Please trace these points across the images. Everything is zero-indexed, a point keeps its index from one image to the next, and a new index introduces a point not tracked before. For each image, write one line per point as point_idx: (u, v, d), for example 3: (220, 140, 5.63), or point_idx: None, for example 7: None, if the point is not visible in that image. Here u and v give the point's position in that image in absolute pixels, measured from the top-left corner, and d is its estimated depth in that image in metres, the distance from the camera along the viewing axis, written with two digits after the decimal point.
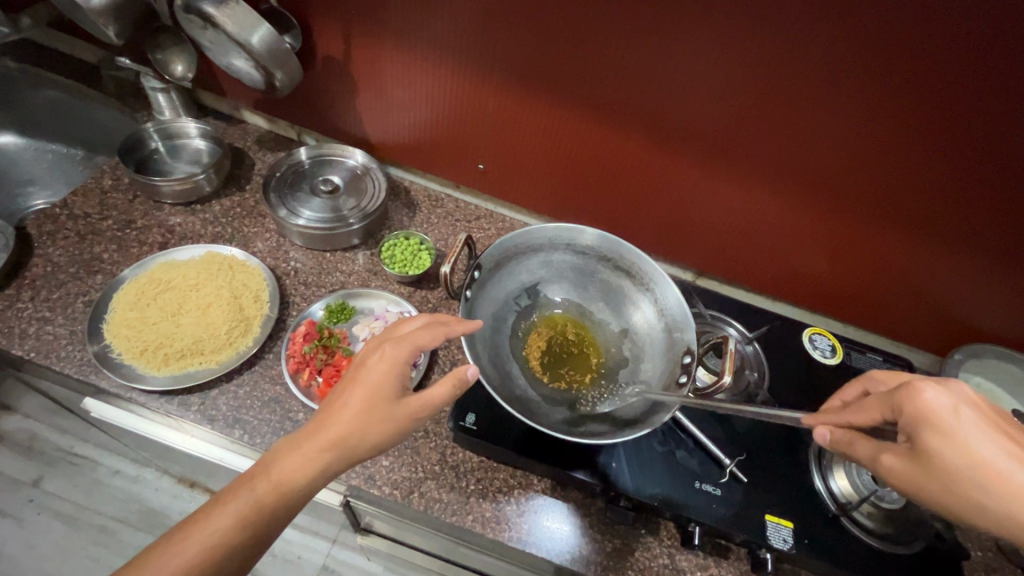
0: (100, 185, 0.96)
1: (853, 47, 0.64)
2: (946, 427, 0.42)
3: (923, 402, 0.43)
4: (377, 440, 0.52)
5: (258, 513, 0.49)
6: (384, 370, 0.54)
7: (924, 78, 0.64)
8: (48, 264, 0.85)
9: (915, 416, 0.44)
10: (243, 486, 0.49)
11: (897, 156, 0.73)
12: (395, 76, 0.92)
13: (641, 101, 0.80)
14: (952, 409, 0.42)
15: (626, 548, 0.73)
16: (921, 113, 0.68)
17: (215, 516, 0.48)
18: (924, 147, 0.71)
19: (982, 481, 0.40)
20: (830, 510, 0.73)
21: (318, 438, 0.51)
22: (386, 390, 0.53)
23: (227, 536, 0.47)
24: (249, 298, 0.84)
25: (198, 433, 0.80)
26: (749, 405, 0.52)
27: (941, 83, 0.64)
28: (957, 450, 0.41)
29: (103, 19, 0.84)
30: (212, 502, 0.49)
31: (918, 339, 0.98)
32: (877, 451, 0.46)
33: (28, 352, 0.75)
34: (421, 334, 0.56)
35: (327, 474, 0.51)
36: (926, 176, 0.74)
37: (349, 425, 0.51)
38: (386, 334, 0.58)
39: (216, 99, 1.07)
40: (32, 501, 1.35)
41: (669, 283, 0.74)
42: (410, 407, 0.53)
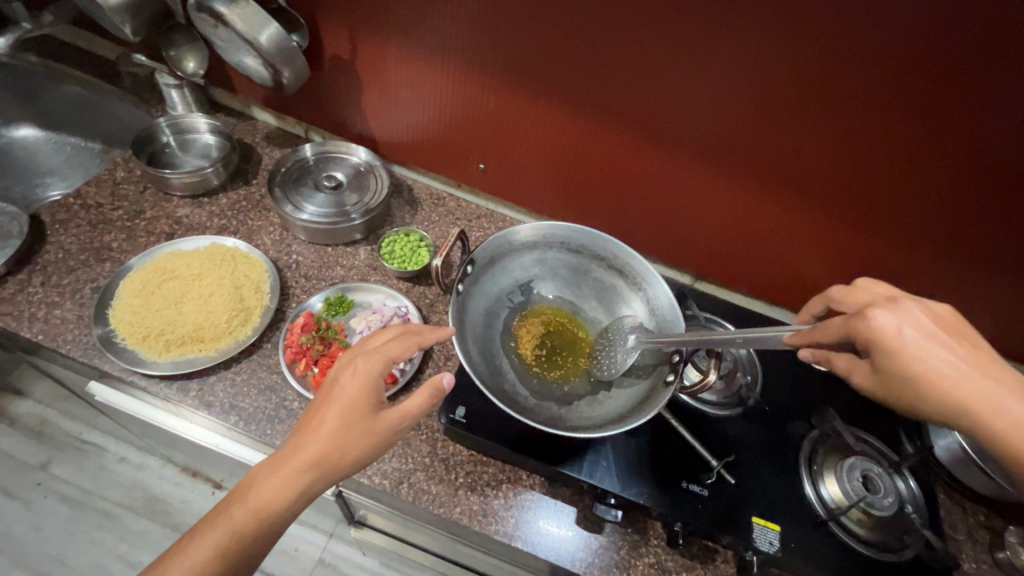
0: (113, 176, 0.99)
1: (848, 54, 0.65)
2: (897, 348, 0.42)
3: (872, 325, 0.43)
4: (356, 457, 0.53)
5: (239, 540, 0.49)
6: (359, 385, 0.55)
7: (920, 84, 0.64)
8: (60, 251, 0.87)
9: (869, 341, 0.43)
10: (223, 516, 0.50)
11: (893, 163, 0.73)
12: (400, 75, 0.94)
13: (639, 104, 0.81)
14: (900, 331, 0.43)
15: (613, 546, 0.73)
16: (916, 121, 0.68)
17: (193, 549, 0.48)
18: (920, 156, 0.71)
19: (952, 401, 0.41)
20: (819, 515, 0.73)
21: (296, 460, 0.52)
22: (363, 405, 0.55)
23: (207, 567, 0.48)
24: (250, 289, 0.86)
25: (197, 419, 0.82)
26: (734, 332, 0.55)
27: (933, 88, 0.64)
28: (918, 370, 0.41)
29: (120, 16, 0.87)
30: (191, 532, 0.50)
31: None
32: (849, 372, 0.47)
33: (36, 334, 0.78)
34: (394, 347, 0.59)
35: (309, 494, 0.52)
36: (924, 183, 0.74)
37: (327, 443, 0.52)
38: (357, 348, 0.60)
39: (227, 96, 1.10)
40: (40, 484, 1.39)
41: (661, 283, 0.74)
42: (387, 420, 0.56)
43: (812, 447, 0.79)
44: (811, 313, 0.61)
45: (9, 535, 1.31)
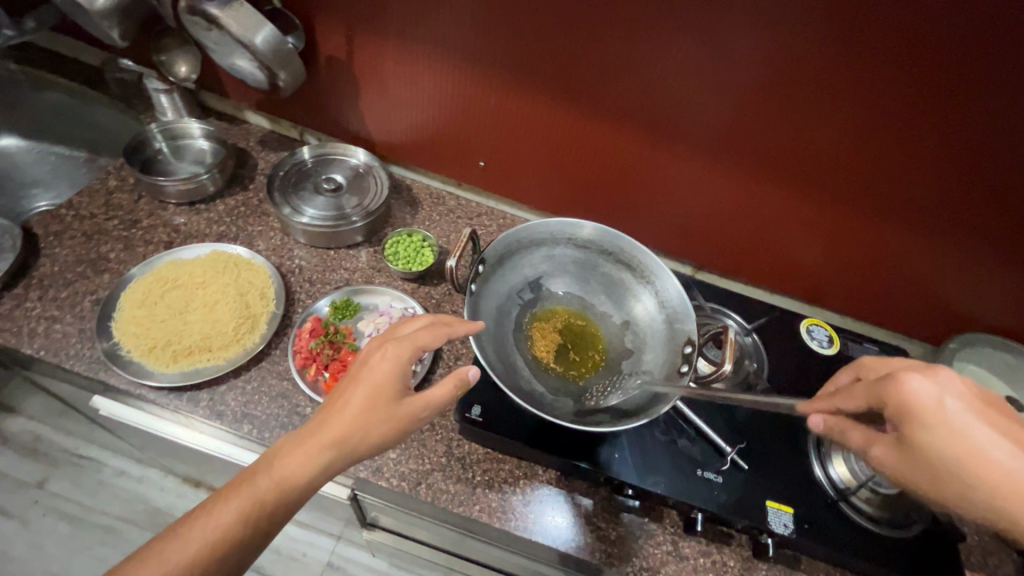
0: (106, 186, 0.97)
1: (848, 44, 0.66)
2: (929, 420, 0.45)
3: (908, 390, 0.46)
4: (376, 441, 0.54)
5: (262, 509, 0.51)
6: (387, 369, 0.56)
7: (913, 70, 0.66)
8: (56, 264, 0.85)
9: (900, 407, 0.46)
10: (246, 484, 0.51)
11: (893, 150, 0.75)
12: (398, 74, 0.93)
13: (641, 100, 0.82)
14: (939, 402, 0.45)
15: (631, 536, 0.74)
16: (914, 108, 0.70)
17: (217, 513, 0.50)
18: (920, 141, 0.73)
19: (973, 472, 0.43)
20: (829, 496, 0.75)
21: (320, 436, 0.53)
22: (388, 390, 0.55)
23: (228, 531, 0.49)
24: (255, 295, 0.85)
25: (207, 428, 0.81)
26: (750, 394, 0.58)
27: (927, 73, 0.66)
28: (945, 438, 0.44)
29: (107, 21, 0.84)
30: (215, 496, 0.51)
31: (915, 329, 0.99)
32: (867, 442, 0.51)
33: (37, 350, 0.76)
34: (424, 335, 0.59)
35: (329, 471, 0.53)
36: (923, 169, 0.75)
37: (350, 424, 0.53)
38: (387, 334, 0.60)
39: (218, 99, 1.08)
40: (38, 502, 1.36)
41: (670, 276, 0.75)
42: (410, 406, 0.56)
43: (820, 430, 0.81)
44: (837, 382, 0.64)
45: (8, 555, 1.28)
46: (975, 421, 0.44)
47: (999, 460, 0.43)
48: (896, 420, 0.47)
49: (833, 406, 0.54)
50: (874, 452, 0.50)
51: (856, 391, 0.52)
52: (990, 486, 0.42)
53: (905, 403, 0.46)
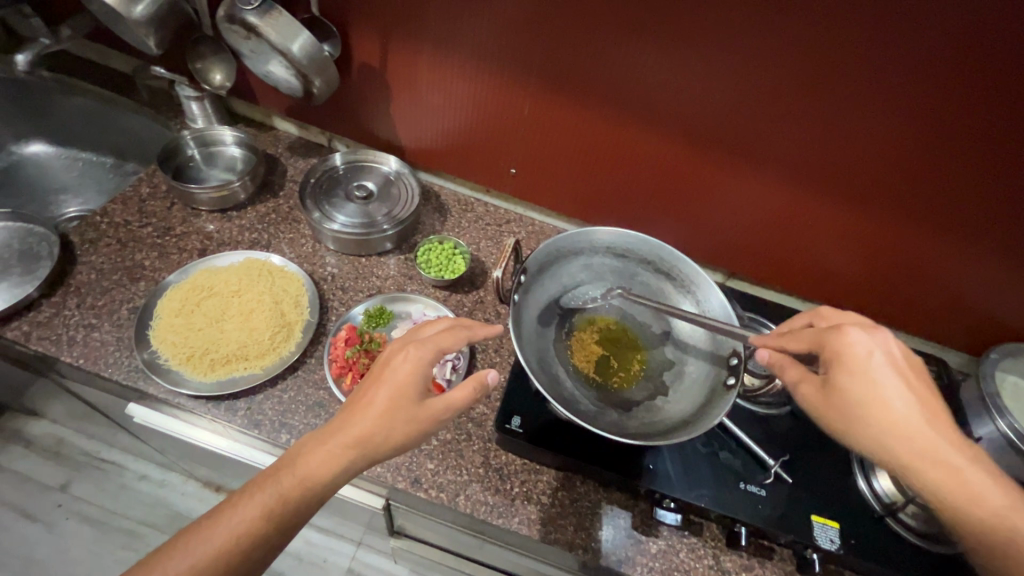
0: (138, 193, 0.97)
1: (897, 54, 0.65)
2: (856, 365, 0.53)
3: (846, 342, 0.54)
4: (398, 442, 0.54)
5: (283, 507, 0.52)
6: (408, 371, 0.56)
7: (959, 78, 0.65)
8: (92, 272, 0.86)
9: (836, 353, 0.54)
10: (270, 481, 0.53)
11: (937, 160, 0.74)
12: (431, 81, 0.92)
13: (676, 107, 0.81)
14: (868, 352, 0.53)
15: (672, 549, 0.73)
16: (962, 119, 0.69)
17: (242, 507, 0.51)
18: (965, 152, 0.72)
19: (878, 414, 0.51)
20: (875, 511, 0.74)
21: (342, 436, 0.53)
22: (410, 390, 0.55)
23: (253, 527, 0.51)
24: (290, 303, 0.85)
25: (242, 437, 0.81)
26: (710, 320, 0.67)
27: (974, 82, 0.65)
28: (861, 383, 0.52)
29: (144, 29, 0.84)
30: (240, 492, 0.52)
31: (951, 338, 0.97)
32: (800, 378, 0.57)
33: (77, 359, 0.76)
34: (445, 337, 0.59)
35: (351, 471, 0.54)
36: (966, 180, 0.74)
37: (372, 425, 0.54)
38: (409, 336, 0.61)
39: (248, 106, 1.08)
40: (61, 506, 1.36)
41: (713, 288, 0.74)
42: (431, 408, 0.56)
43: None
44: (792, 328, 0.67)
45: (33, 559, 1.28)
46: (891, 373, 0.52)
47: (897, 410, 0.52)
48: (827, 363, 0.55)
49: (778, 345, 0.61)
50: (802, 389, 0.56)
51: (804, 334, 0.58)
52: (886, 426, 0.51)
53: (842, 349, 0.54)
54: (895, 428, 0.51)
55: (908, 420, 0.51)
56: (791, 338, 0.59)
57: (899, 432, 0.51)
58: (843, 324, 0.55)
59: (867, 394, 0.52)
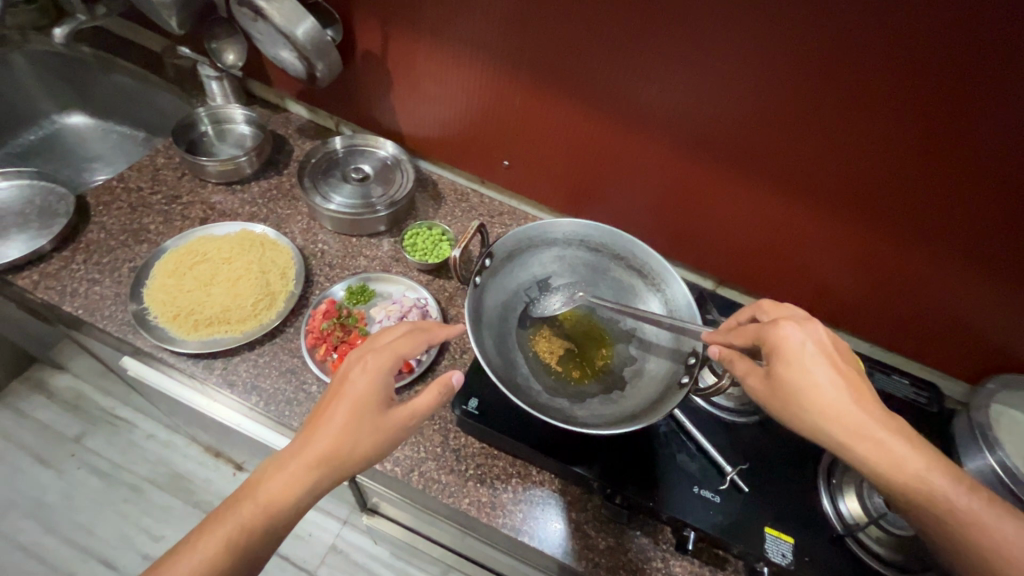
0: (154, 163, 1.04)
1: (894, 67, 0.63)
2: (792, 355, 0.53)
3: (780, 333, 0.54)
4: (365, 455, 0.54)
5: (248, 536, 0.50)
6: (367, 382, 0.56)
7: (944, 89, 0.62)
8: (102, 231, 0.92)
9: (773, 344, 0.55)
10: (232, 510, 0.51)
11: (938, 180, 0.70)
12: (429, 71, 0.95)
13: (660, 107, 0.80)
14: (803, 341, 0.54)
15: (620, 548, 0.72)
16: (966, 137, 0.65)
17: (204, 542, 0.49)
18: (970, 173, 0.68)
19: (811, 400, 0.51)
20: (834, 531, 0.71)
21: (306, 455, 0.52)
22: (372, 401, 0.55)
23: (217, 562, 0.49)
24: (276, 274, 0.89)
25: (221, 398, 0.86)
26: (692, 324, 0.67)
27: (960, 95, 0.62)
28: (797, 372, 0.52)
29: (167, 10, 0.91)
30: (203, 526, 0.51)
31: (950, 365, 0.92)
32: (746, 373, 0.57)
33: (77, 309, 0.82)
34: (403, 343, 0.59)
35: (318, 489, 0.53)
36: (970, 203, 0.70)
37: (337, 439, 0.53)
38: (367, 345, 0.60)
39: (264, 88, 1.14)
40: (73, 455, 1.44)
41: (679, 283, 0.74)
42: (396, 417, 0.56)
43: (833, 460, 0.76)
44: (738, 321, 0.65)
45: (43, 501, 1.37)
46: (821, 360, 0.53)
47: (831, 395, 0.51)
48: (767, 355, 0.55)
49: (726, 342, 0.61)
50: (749, 382, 0.56)
51: (747, 330, 0.59)
52: (822, 413, 0.51)
53: (778, 340, 0.54)
54: (831, 415, 0.50)
55: (842, 404, 0.51)
56: (735, 333, 0.60)
57: (835, 418, 0.50)
58: (778, 317, 0.56)
59: (802, 381, 0.52)
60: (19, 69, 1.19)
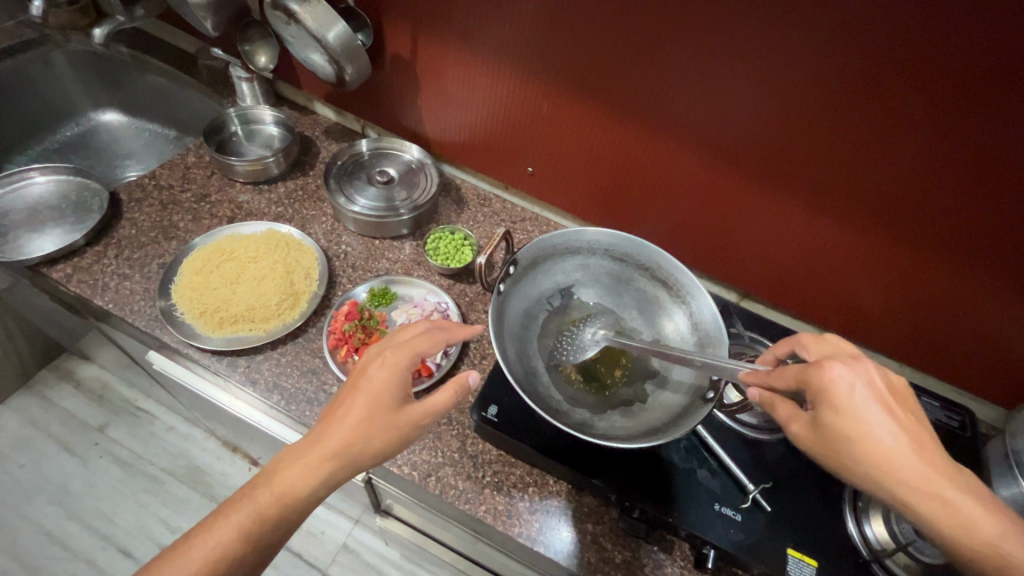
0: (185, 161, 1.06)
1: (950, 81, 0.60)
2: (841, 402, 0.49)
3: (828, 377, 0.50)
4: (377, 451, 0.54)
5: (261, 524, 0.51)
6: (383, 378, 0.55)
7: (986, 106, 0.60)
8: (133, 227, 0.94)
9: (820, 390, 0.50)
10: (246, 499, 0.51)
11: (989, 201, 0.67)
12: (456, 76, 0.95)
13: (688, 117, 0.79)
14: (851, 385, 0.49)
15: (637, 563, 0.71)
16: (1010, 155, 0.63)
17: (218, 529, 0.50)
18: (1013, 193, 0.65)
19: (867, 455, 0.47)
20: (861, 556, 0.69)
21: (320, 448, 0.52)
22: (387, 398, 0.55)
23: (230, 548, 0.49)
24: (300, 274, 0.90)
25: (243, 395, 0.87)
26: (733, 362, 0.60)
27: (1003, 112, 0.60)
28: (849, 423, 0.48)
29: (203, 12, 0.93)
30: (216, 512, 0.51)
31: (983, 388, 0.89)
32: (789, 418, 0.53)
33: (107, 303, 0.84)
34: (422, 341, 0.59)
35: (331, 482, 0.53)
36: (1019, 224, 0.68)
37: (351, 434, 0.53)
38: (386, 341, 0.60)
39: (293, 90, 1.16)
40: (97, 445, 1.48)
41: (705, 296, 0.73)
42: (411, 414, 0.55)
43: None
44: (776, 356, 0.64)
45: (67, 488, 1.40)
46: (874, 404, 0.48)
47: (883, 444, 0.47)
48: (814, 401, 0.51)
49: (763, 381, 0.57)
50: (794, 429, 0.53)
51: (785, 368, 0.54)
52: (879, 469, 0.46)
53: (826, 385, 0.50)
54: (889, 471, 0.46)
55: (901, 457, 0.46)
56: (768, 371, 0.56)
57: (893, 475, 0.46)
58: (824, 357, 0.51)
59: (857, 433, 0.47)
60: (59, 67, 1.22)
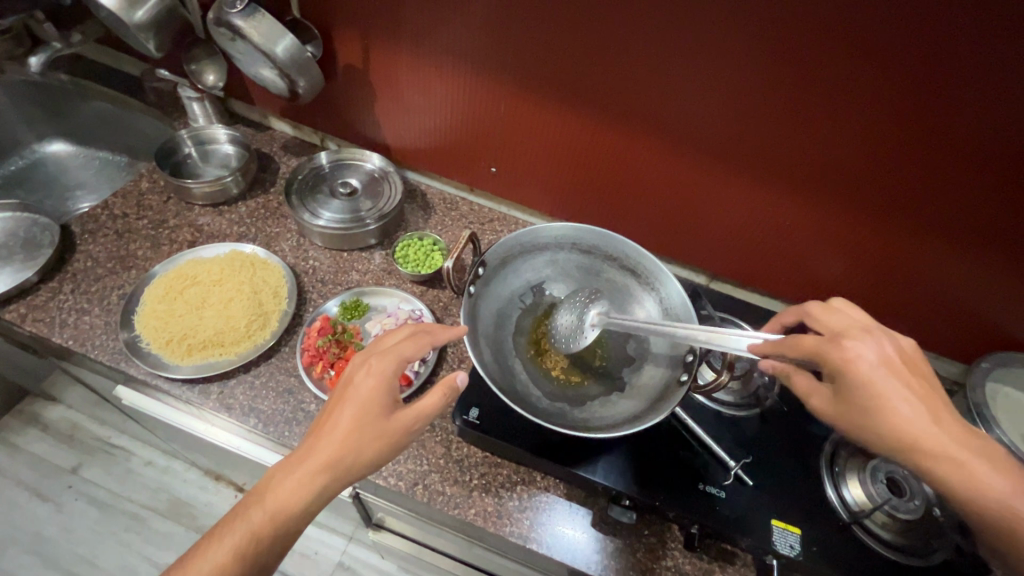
0: (138, 188, 1.03)
1: (889, 54, 0.63)
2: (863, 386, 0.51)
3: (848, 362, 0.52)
4: (369, 459, 0.53)
5: (256, 543, 0.50)
6: (371, 386, 0.55)
7: (921, 75, 0.63)
8: (88, 260, 0.91)
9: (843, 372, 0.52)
10: (240, 518, 0.51)
11: (931, 165, 0.71)
12: (412, 81, 0.95)
13: (644, 105, 0.81)
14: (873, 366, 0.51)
15: (630, 549, 0.72)
16: (945, 121, 0.66)
17: (214, 550, 0.49)
18: (952, 156, 0.69)
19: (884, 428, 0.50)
20: (841, 519, 0.71)
21: (311, 461, 0.52)
22: (375, 406, 0.55)
23: (227, 570, 0.49)
24: (269, 294, 0.88)
25: (219, 421, 0.85)
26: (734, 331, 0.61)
27: (936, 81, 0.63)
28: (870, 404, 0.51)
29: (144, 33, 0.90)
30: (212, 535, 0.51)
31: (942, 346, 0.93)
32: (808, 392, 0.56)
33: (66, 340, 0.81)
34: (406, 346, 0.58)
35: (324, 495, 0.52)
36: (960, 185, 0.71)
37: (341, 445, 0.52)
38: (371, 349, 0.60)
39: (247, 107, 1.14)
40: (71, 487, 1.42)
41: (673, 281, 0.75)
42: (401, 420, 0.55)
43: (834, 448, 0.77)
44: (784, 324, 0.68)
45: (42, 536, 1.34)
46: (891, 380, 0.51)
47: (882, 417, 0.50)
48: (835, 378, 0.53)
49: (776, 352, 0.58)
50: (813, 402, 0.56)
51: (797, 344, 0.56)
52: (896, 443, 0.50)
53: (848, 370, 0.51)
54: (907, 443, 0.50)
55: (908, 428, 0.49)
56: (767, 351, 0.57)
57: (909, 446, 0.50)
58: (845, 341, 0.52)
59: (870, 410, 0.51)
60: None
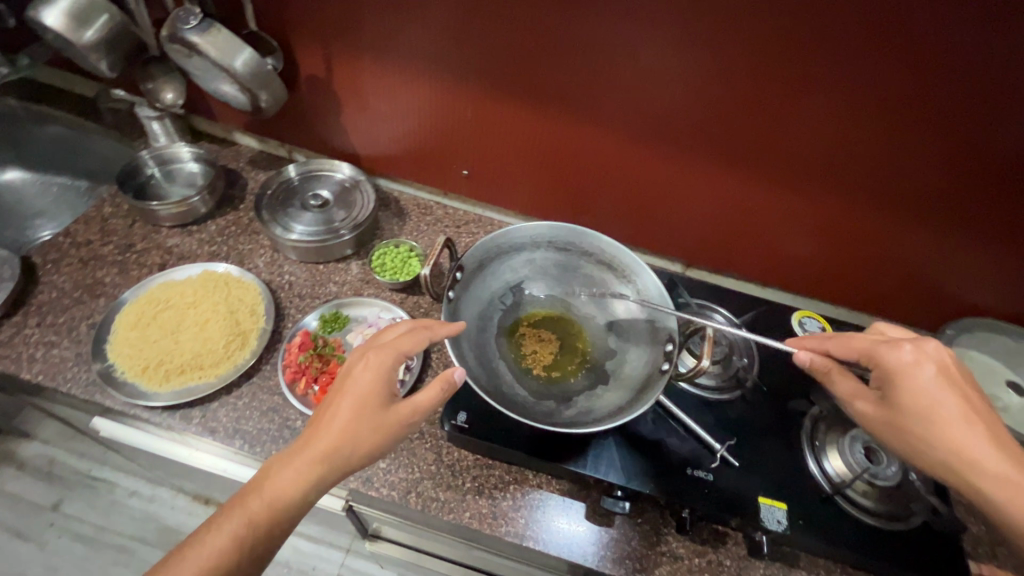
0: (101, 213, 1.00)
1: (842, 35, 0.65)
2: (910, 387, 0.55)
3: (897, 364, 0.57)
4: (366, 452, 0.53)
5: (252, 533, 0.49)
6: (370, 379, 0.55)
7: (873, 54, 0.65)
8: (53, 290, 0.88)
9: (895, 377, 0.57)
10: (236, 508, 0.50)
11: (888, 141, 0.73)
12: (376, 88, 0.94)
13: (610, 98, 0.81)
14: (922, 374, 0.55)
15: (624, 538, 0.74)
16: (898, 98, 0.68)
17: (209, 541, 0.48)
18: (907, 132, 0.71)
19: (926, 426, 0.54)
20: (824, 491, 0.73)
21: (309, 451, 0.52)
22: (374, 399, 0.55)
23: (223, 559, 0.48)
24: (245, 313, 0.87)
25: (203, 445, 0.83)
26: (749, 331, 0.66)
27: (888, 59, 0.65)
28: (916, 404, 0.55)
29: (95, 53, 0.88)
30: (205, 525, 0.49)
31: (910, 315, 0.96)
32: (852, 396, 0.60)
33: (36, 374, 0.79)
34: (405, 340, 0.58)
35: (321, 487, 0.52)
36: (916, 159, 0.74)
37: (339, 437, 0.52)
38: (369, 343, 0.59)
39: (210, 123, 1.12)
40: (53, 525, 1.38)
41: (648, 273, 0.76)
42: (399, 414, 0.55)
43: (813, 423, 0.80)
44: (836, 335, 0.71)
45: None
46: (933, 386, 0.55)
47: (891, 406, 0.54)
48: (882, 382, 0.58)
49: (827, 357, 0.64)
50: (857, 405, 0.60)
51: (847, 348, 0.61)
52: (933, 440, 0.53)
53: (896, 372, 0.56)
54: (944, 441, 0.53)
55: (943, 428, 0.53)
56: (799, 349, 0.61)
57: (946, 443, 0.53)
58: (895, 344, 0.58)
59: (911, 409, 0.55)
60: None
